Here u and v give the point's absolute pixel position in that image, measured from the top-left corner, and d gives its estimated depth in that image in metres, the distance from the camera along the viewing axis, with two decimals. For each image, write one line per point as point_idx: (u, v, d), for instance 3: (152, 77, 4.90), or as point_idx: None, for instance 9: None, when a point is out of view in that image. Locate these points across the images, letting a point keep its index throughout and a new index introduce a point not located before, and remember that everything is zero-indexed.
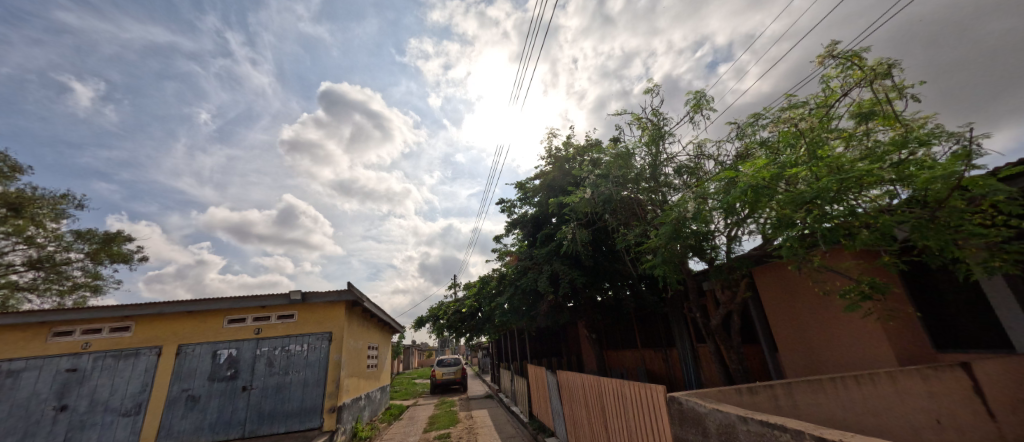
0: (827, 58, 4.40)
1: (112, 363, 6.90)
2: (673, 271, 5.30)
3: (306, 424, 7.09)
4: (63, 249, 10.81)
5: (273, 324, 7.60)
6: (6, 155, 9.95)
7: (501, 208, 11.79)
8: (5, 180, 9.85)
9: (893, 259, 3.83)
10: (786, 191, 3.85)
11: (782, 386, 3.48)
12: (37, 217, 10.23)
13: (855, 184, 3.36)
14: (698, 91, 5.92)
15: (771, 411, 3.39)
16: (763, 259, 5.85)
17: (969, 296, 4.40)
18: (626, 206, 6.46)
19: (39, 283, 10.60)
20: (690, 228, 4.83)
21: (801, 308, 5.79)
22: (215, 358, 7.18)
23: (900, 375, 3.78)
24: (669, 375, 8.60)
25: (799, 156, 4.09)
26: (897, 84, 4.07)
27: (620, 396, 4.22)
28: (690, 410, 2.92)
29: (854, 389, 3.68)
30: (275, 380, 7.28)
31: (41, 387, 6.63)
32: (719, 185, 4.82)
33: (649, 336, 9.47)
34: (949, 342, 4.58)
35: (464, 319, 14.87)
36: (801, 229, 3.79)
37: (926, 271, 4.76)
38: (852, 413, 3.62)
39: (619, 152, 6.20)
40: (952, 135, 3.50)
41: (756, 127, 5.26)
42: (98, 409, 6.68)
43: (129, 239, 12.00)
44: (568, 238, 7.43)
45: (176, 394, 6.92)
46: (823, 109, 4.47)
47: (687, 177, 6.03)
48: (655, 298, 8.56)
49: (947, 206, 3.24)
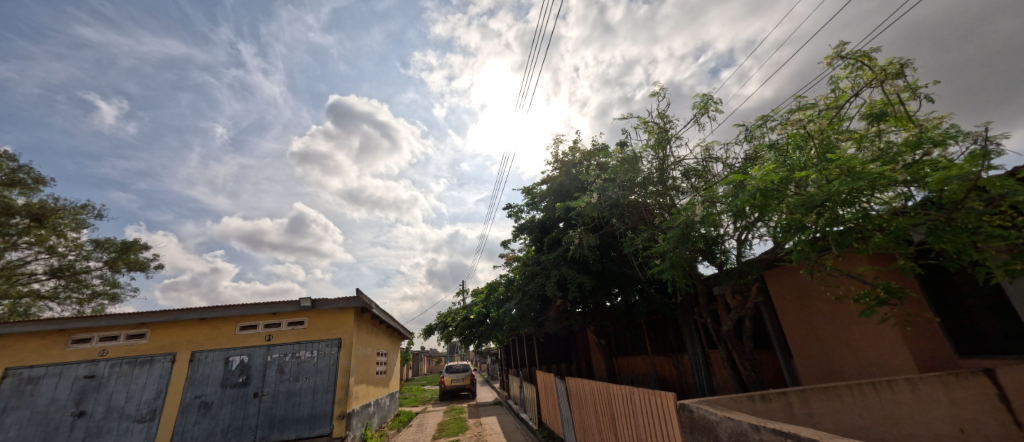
0: (835, 59, 4.32)
1: (128, 370, 7.02)
2: (683, 275, 5.20)
3: (316, 431, 7.13)
4: (82, 258, 11.11)
5: (284, 331, 7.69)
6: (30, 168, 10.28)
7: (507, 213, 11.02)
8: (29, 192, 10.19)
9: (910, 263, 3.73)
10: (796, 194, 3.81)
11: (796, 393, 3.38)
12: (59, 227, 10.57)
13: (868, 187, 3.29)
14: (705, 94, 5.92)
15: (785, 419, 3.31)
16: (774, 263, 5.71)
17: (991, 302, 4.25)
18: (633, 210, 6.46)
19: (60, 291, 10.91)
20: (698, 231, 4.76)
21: (813, 313, 5.68)
22: (227, 364, 7.28)
23: (921, 383, 3.67)
24: (680, 382, 8.45)
25: (809, 158, 4.03)
26: (910, 84, 3.97)
27: (630, 404, 4.17)
28: (701, 418, 2.87)
29: (873, 396, 3.58)
30: (286, 386, 7.34)
31: (60, 393, 6.77)
32: (727, 188, 4.73)
33: (660, 341, 9.34)
34: (971, 348, 4.43)
35: (473, 325, 14.48)
36: (813, 232, 3.71)
37: (945, 274, 4.62)
38: (871, 422, 3.52)
39: (625, 157, 6.14)
40: (969, 135, 3.40)
41: (765, 129, 5.18)
42: (113, 416, 6.80)
43: (146, 248, 12.27)
44: (575, 242, 7.37)
45: (189, 400, 7.01)
46: (833, 111, 4.40)
47: (695, 180, 5.98)
48: (666, 301, 8.45)
49: (964, 207, 3.13)
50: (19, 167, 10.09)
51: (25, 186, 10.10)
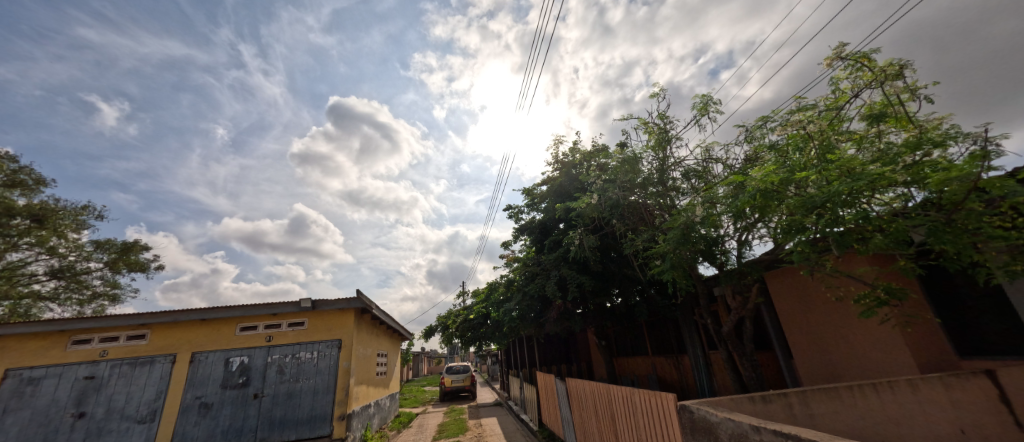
0: (835, 60, 4.32)
1: (129, 371, 7.03)
2: (683, 276, 5.21)
3: (316, 432, 7.13)
4: (83, 258, 11.12)
5: (284, 331, 7.69)
6: (32, 169, 10.30)
7: (507, 214, 11.04)
8: (30, 193, 10.21)
9: (910, 264, 3.73)
10: (796, 195, 3.82)
11: (797, 395, 3.38)
12: (59, 228, 10.59)
13: (868, 187, 3.29)
14: (705, 94, 5.92)
15: (786, 420, 3.31)
16: (775, 264, 5.71)
17: (992, 303, 4.25)
18: (633, 211, 6.47)
19: (60, 292, 10.92)
20: (698, 232, 4.75)
21: (814, 314, 5.68)
22: (227, 365, 7.28)
23: (922, 383, 3.66)
24: (681, 383, 8.44)
25: (809, 159, 4.03)
26: (909, 85, 3.97)
27: (630, 405, 4.17)
28: (701, 419, 2.86)
29: (874, 397, 3.57)
30: (286, 387, 7.33)
31: (60, 394, 6.77)
32: (727, 189, 4.74)
33: (660, 342, 9.34)
34: (971, 349, 4.42)
35: (474, 326, 14.49)
36: (813, 233, 3.71)
37: (946, 275, 4.62)
38: (872, 423, 3.51)
39: (625, 157, 6.15)
40: (969, 136, 3.39)
41: (765, 130, 5.18)
42: (114, 416, 6.80)
43: (146, 249, 12.28)
44: (575, 243, 7.36)
45: (189, 401, 7.01)
46: (833, 111, 4.41)
47: (695, 181, 5.99)
48: (666, 302, 8.46)
49: (965, 208, 3.13)
50: (20, 168, 10.10)
51: (27, 187, 10.12)
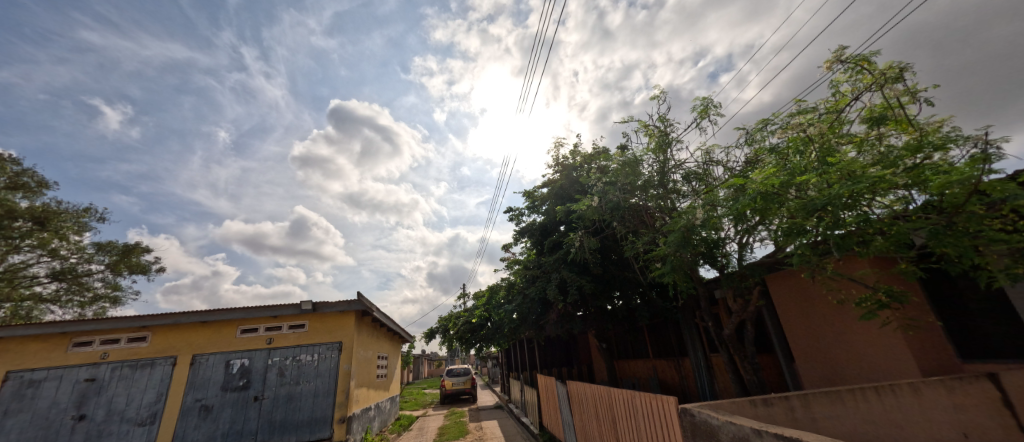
0: (835, 63, 4.33)
1: (129, 373, 7.03)
2: (684, 278, 5.20)
3: (316, 434, 7.13)
4: (84, 261, 11.14)
5: (284, 334, 7.68)
6: (34, 171, 10.34)
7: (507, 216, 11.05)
8: (32, 195, 10.24)
9: (911, 267, 3.73)
10: (797, 198, 3.83)
11: (798, 398, 3.38)
12: (61, 230, 10.61)
13: (869, 190, 3.28)
14: (705, 97, 5.92)
15: (787, 423, 3.30)
16: (776, 267, 5.70)
17: (993, 305, 4.24)
18: (633, 214, 6.45)
19: (61, 294, 10.93)
20: (699, 235, 4.74)
21: (815, 317, 5.65)
22: (228, 368, 7.28)
23: (923, 387, 3.65)
24: (682, 385, 8.42)
25: (809, 162, 4.03)
26: (909, 88, 3.98)
27: (631, 408, 4.16)
28: (702, 422, 2.87)
29: (875, 401, 3.56)
30: (286, 390, 7.33)
31: (61, 396, 6.77)
32: (727, 192, 4.74)
33: (661, 345, 9.33)
34: (973, 353, 4.41)
35: (475, 329, 14.49)
36: (814, 236, 3.70)
37: (947, 278, 4.61)
38: (873, 426, 3.49)
39: (626, 160, 6.17)
40: (969, 139, 3.40)
41: (765, 133, 5.19)
42: (114, 419, 6.80)
43: (147, 251, 12.30)
44: (576, 245, 7.34)
45: (189, 404, 7.01)
46: (834, 114, 4.42)
47: (695, 183, 6.00)
48: (667, 304, 8.44)
49: (965, 211, 3.13)
50: (22, 171, 10.15)
51: (29, 189, 10.15)
